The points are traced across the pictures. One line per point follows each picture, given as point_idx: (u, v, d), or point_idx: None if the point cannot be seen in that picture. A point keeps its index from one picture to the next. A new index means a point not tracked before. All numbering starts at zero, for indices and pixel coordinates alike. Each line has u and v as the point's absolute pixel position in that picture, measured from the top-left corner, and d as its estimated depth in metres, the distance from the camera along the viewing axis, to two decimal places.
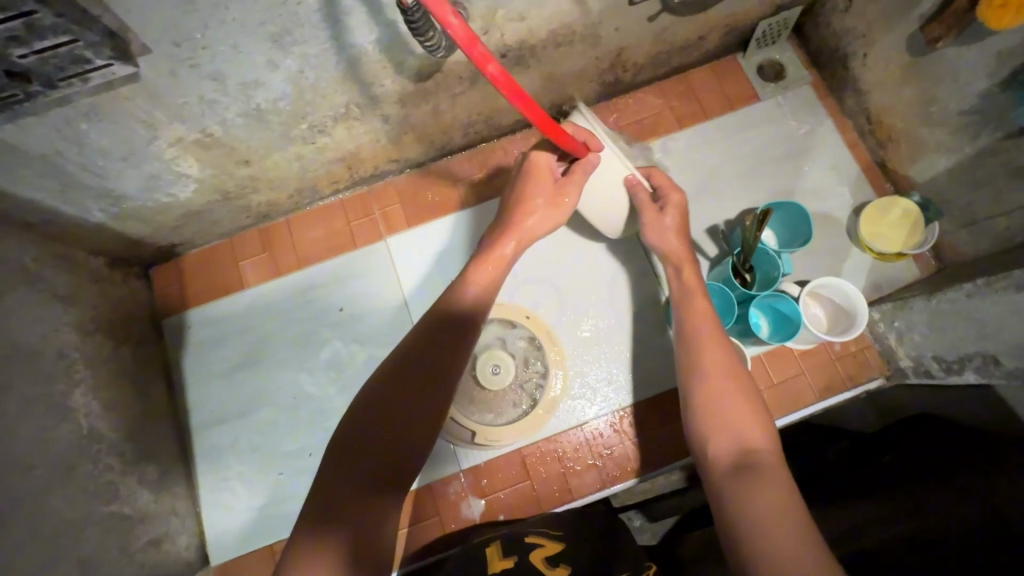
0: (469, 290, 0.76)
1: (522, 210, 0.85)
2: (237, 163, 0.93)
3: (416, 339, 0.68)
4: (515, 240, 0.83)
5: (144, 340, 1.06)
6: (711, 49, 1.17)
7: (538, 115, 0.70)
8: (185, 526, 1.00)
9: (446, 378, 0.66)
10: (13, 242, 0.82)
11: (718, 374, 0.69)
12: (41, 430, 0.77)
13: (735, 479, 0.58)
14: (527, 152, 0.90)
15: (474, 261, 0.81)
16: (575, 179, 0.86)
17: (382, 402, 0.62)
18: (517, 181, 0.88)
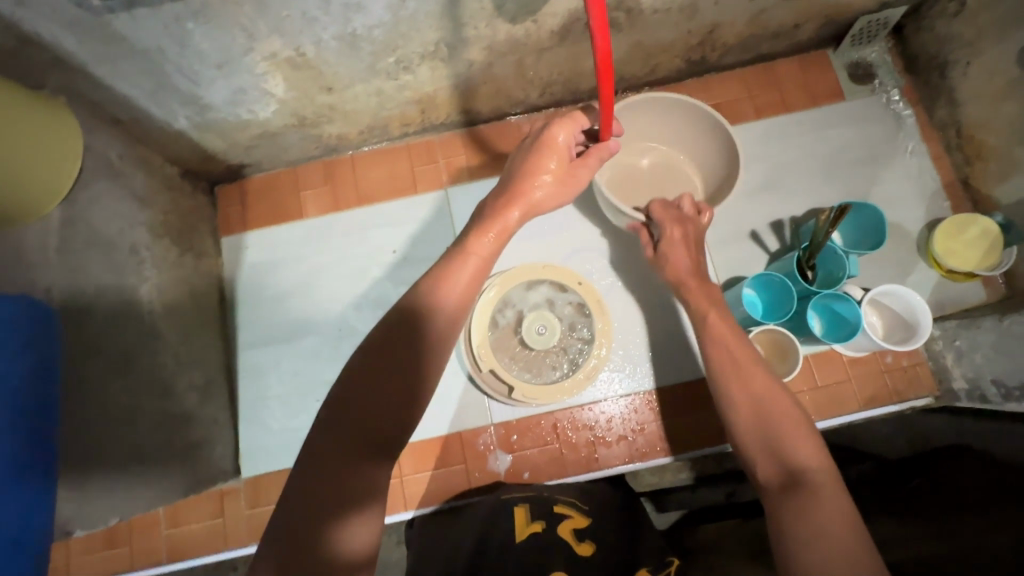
0: (472, 257, 0.72)
1: (529, 180, 0.81)
2: (320, 89, 0.94)
3: (403, 318, 0.64)
4: (521, 209, 0.79)
5: (205, 253, 1.09)
6: (803, 40, 1.13)
7: (604, 41, 0.63)
8: (223, 436, 1.03)
9: (429, 358, 0.63)
10: (103, 135, 0.84)
11: (764, 397, 0.72)
12: (110, 315, 0.80)
13: (783, 498, 0.62)
14: (547, 123, 0.84)
15: (476, 230, 0.76)
16: (588, 163, 0.84)
17: (363, 394, 0.58)
18: (527, 153, 0.84)
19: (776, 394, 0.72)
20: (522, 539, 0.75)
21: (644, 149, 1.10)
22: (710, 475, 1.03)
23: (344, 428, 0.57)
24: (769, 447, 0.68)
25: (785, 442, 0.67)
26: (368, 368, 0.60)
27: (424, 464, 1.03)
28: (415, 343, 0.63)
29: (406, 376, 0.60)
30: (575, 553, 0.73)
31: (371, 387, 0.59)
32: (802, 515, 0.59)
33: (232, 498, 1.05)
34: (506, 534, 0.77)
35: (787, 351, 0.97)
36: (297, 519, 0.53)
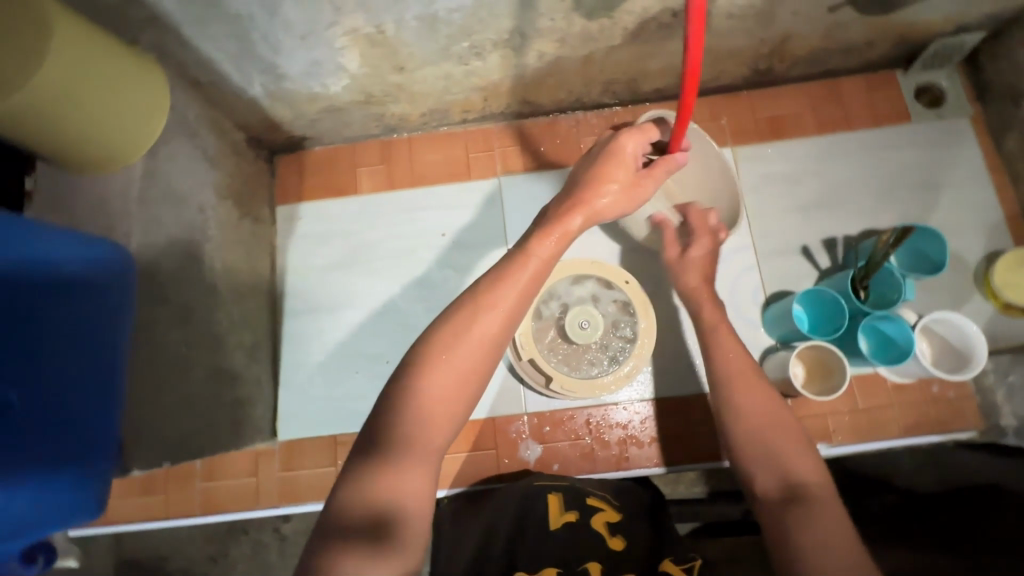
0: (533, 260, 0.73)
1: (595, 188, 0.81)
2: (392, 68, 0.96)
3: (464, 313, 0.67)
4: (583, 215, 0.79)
5: (262, 220, 1.12)
6: (874, 59, 1.12)
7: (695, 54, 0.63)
8: (263, 397, 1.06)
9: (486, 352, 0.66)
10: (183, 95, 0.87)
11: (764, 412, 0.76)
12: (177, 269, 0.83)
13: (786, 508, 0.67)
14: (616, 133, 0.85)
15: (537, 235, 0.76)
16: (654, 175, 0.83)
17: (422, 385, 0.62)
18: (596, 160, 0.84)
19: (774, 406, 0.77)
20: (556, 529, 0.79)
21: None
22: (727, 491, 1.02)
23: (405, 416, 0.61)
24: (769, 456, 0.73)
25: (787, 458, 0.72)
26: (430, 361, 0.63)
27: (456, 446, 1.04)
28: (473, 338, 0.65)
29: (465, 370, 0.64)
30: (608, 548, 0.75)
31: (431, 378, 0.63)
32: (808, 523, 0.64)
33: (267, 459, 1.07)
34: (540, 525, 0.80)
35: (832, 369, 0.96)
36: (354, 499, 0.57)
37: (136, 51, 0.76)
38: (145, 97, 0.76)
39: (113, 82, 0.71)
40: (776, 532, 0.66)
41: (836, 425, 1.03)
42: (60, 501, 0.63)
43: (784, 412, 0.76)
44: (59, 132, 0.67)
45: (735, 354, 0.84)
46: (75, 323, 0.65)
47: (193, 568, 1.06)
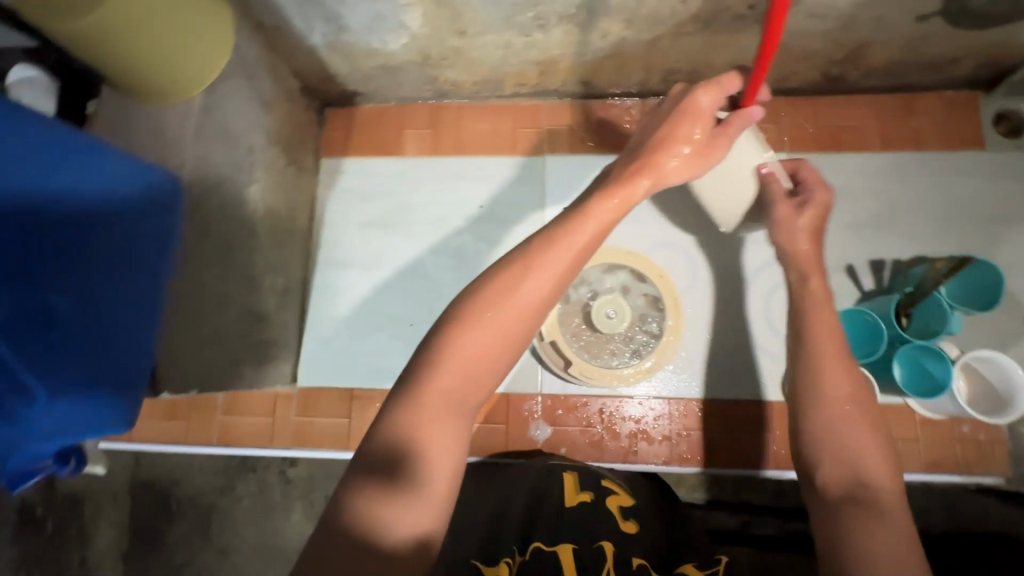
0: (588, 226, 0.68)
1: (664, 148, 0.75)
2: (453, 31, 0.94)
3: (511, 271, 0.65)
4: (651, 179, 0.74)
5: (306, 170, 1.13)
6: (955, 77, 1.06)
7: (766, 59, 0.67)
8: (288, 342, 1.09)
9: (528, 315, 0.64)
10: (246, 36, 0.88)
11: (843, 403, 0.67)
12: (223, 206, 0.85)
13: (845, 510, 0.60)
14: (693, 86, 0.78)
15: (598, 195, 0.72)
16: (729, 133, 0.77)
17: (464, 342, 0.61)
18: (667, 118, 0.77)
19: (863, 402, 0.67)
20: (572, 506, 0.80)
21: None
22: (728, 501, 1.01)
23: (443, 372, 0.61)
24: (844, 452, 0.64)
25: (858, 455, 0.63)
26: (472, 319, 0.62)
27: None
28: (519, 301, 0.64)
29: (507, 332, 0.63)
30: (622, 527, 0.77)
31: (471, 336, 0.62)
32: (868, 533, 0.57)
33: (285, 402, 1.10)
34: (557, 498, 0.81)
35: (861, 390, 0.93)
36: (387, 449, 0.58)
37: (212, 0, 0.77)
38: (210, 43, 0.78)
39: (181, 24, 0.72)
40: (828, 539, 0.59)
41: None
42: (96, 410, 0.65)
43: (868, 408, 0.67)
44: (137, 66, 0.71)
45: (824, 335, 0.73)
46: (129, 243, 0.68)
47: (201, 498, 1.11)
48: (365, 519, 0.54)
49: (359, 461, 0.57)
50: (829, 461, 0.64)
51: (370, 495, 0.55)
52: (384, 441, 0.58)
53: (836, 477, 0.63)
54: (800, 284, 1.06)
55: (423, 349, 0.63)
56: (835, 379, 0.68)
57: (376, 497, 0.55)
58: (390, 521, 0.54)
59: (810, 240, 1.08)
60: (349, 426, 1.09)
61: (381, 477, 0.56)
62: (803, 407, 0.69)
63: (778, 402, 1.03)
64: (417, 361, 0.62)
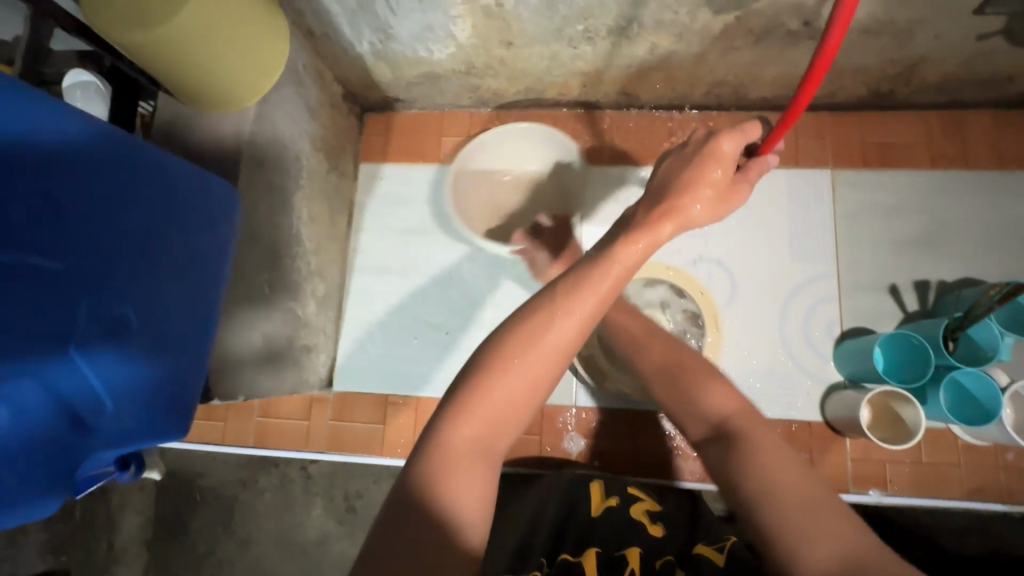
0: (613, 270, 0.66)
1: (688, 194, 0.72)
2: (500, 42, 0.94)
3: (539, 315, 0.63)
4: (674, 223, 0.71)
5: (346, 175, 1.14)
6: (1009, 94, 1.03)
7: (794, 114, 0.61)
8: (326, 347, 1.10)
9: (560, 357, 0.63)
10: (297, 44, 0.88)
11: (672, 364, 0.75)
12: (271, 213, 0.86)
13: (712, 447, 0.66)
14: (713, 132, 0.74)
15: (621, 239, 0.69)
16: (748, 181, 0.75)
17: (497, 385, 0.61)
18: (688, 164, 0.74)
19: (677, 356, 0.76)
20: (599, 514, 0.81)
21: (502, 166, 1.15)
22: None
23: (474, 413, 0.60)
24: (686, 403, 0.71)
25: (696, 398, 0.70)
26: (504, 361, 0.61)
27: None
28: (548, 344, 0.62)
29: (535, 377, 0.62)
30: (649, 531, 0.77)
31: (502, 381, 0.61)
32: (736, 448, 0.63)
33: (320, 406, 1.12)
34: (584, 508, 0.82)
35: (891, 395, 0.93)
36: (424, 484, 0.57)
37: (263, 15, 0.76)
38: (257, 57, 0.77)
39: (232, 35, 0.71)
40: (719, 475, 0.64)
41: (894, 474, 0.99)
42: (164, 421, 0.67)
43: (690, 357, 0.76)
44: (173, 71, 0.70)
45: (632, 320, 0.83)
46: (187, 253, 0.68)
47: (225, 489, 1.12)
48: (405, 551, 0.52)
49: (395, 506, 0.56)
50: (688, 418, 0.71)
51: (408, 528, 0.54)
52: (420, 478, 0.57)
53: (704, 425, 0.69)
54: (843, 303, 1.05)
55: (450, 395, 0.62)
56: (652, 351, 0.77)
57: (415, 529, 0.54)
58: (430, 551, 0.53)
59: (854, 258, 1.07)
60: (383, 431, 1.10)
61: (420, 512, 0.55)
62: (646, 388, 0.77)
63: (816, 422, 1.02)
64: (445, 406, 0.61)
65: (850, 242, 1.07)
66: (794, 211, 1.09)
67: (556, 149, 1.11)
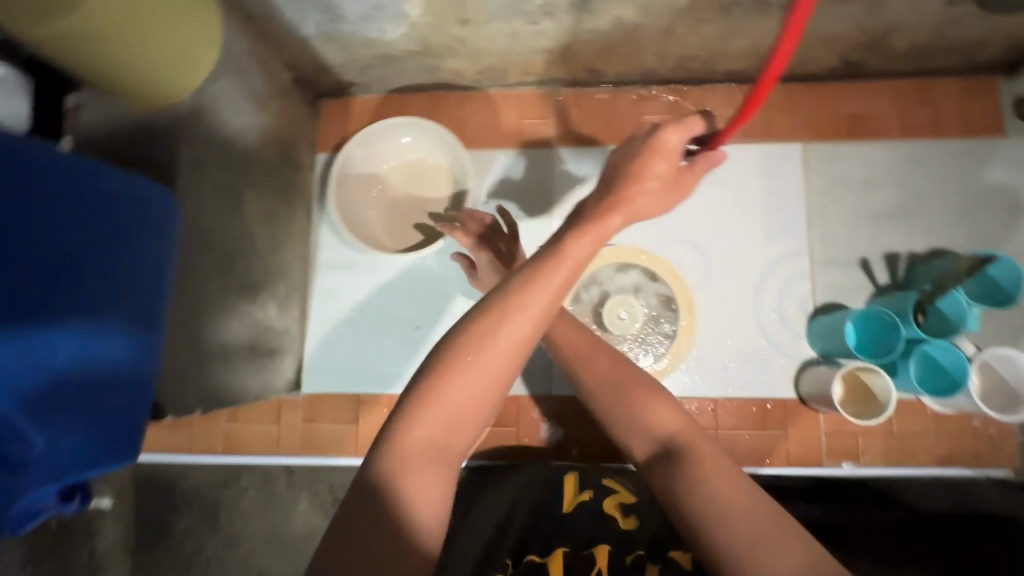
0: (566, 263, 0.63)
1: (635, 184, 0.70)
2: (456, 19, 0.88)
3: (492, 311, 0.60)
4: (623, 214, 0.69)
5: (303, 166, 1.08)
6: (979, 61, 1.02)
7: (750, 110, 0.56)
8: (291, 348, 1.06)
9: (516, 356, 0.60)
10: (235, 29, 0.81)
11: (617, 378, 0.72)
12: (218, 215, 0.81)
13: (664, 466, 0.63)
14: (659, 124, 0.73)
15: (573, 231, 0.66)
16: (696, 173, 0.75)
17: (451, 387, 0.58)
18: (634, 156, 0.72)
19: (619, 368, 0.73)
20: (570, 510, 0.80)
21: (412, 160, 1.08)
22: None
23: (429, 417, 0.57)
24: (632, 422, 0.68)
25: (641, 417, 0.68)
26: (458, 362, 0.58)
27: None
28: (502, 340, 0.59)
29: (491, 376, 0.59)
30: (619, 527, 0.74)
31: (457, 383, 0.58)
32: (685, 470, 0.61)
33: (290, 409, 1.08)
34: (556, 506, 0.81)
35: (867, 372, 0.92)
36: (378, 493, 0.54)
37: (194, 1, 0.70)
38: (193, 51, 0.70)
39: (158, 23, 0.65)
40: (669, 497, 0.61)
41: (866, 446, 1.00)
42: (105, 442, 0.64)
43: (632, 371, 0.72)
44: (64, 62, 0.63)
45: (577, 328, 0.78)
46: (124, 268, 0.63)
47: (208, 491, 1.08)
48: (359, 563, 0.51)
49: (350, 516, 0.53)
50: (637, 437, 0.68)
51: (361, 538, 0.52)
52: (372, 486, 0.55)
53: (650, 444, 0.66)
54: (816, 279, 1.05)
55: (402, 399, 0.59)
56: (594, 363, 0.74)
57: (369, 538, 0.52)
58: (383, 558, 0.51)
59: (826, 234, 1.06)
60: (357, 431, 1.07)
61: (374, 522, 0.53)
62: (589, 403, 0.73)
63: (791, 399, 1.02)
64: (397, 410, 0.58)
65: (821, 216, 1.06)
66: (766, 188, 1.08)
67: (442, 151, 1.06)
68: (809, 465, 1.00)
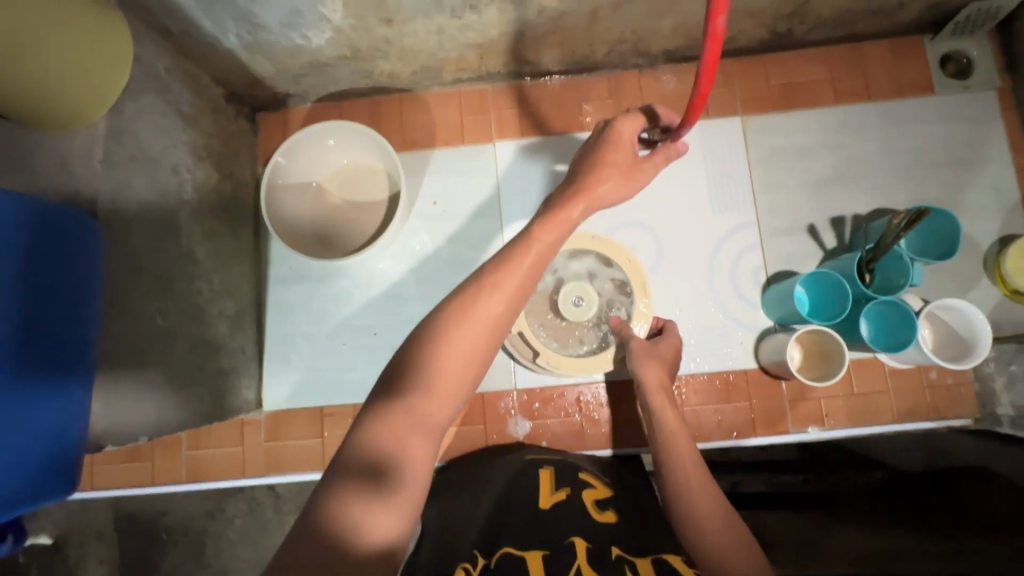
0: (532, 249, 0.67)
1: (595, 174, 0.74)
2: (379, 19, 0.88)
3: (467, 292, 0.63)
4: (584, 203, 0.72)
5: (245, 183, 1.07)
6: (901, 22, 1.04)
7: (698, 108, 0.69)
8: (249, 367, 1.04)
9: (491, 333, 0.62)
10: (151, 46, 0.80)
11: (714, 520, 0.69)
12: (150, 236, 0.79)
13: None
14: (609, 119, 0.79)
15: (537, 221, 0.70)
16: (655, 161, 0.78)
17: (432, 359, 0.60)
18: (594, 148, 0.78)
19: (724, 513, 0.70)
20: (548, 506, 0.75)
21: (352, 166, 1.07)
22: None
23: (412, 389, 0.59)
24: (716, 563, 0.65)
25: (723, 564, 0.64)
26: (437, 339, 0.60)
27: None
28: (478, 318, 0.62)
29: (468, 351, 0.61)
30: (598, 519, 0.72)
31: (437, 358, 0.60)
32: None
33: (253, 429, 1.06)
34: (531, 501, 0.76)
35: (831, 343, 0.93)
36: (364, 456, 0.55)
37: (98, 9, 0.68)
38: (98, 72, 0.69)
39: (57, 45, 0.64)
40: None
41: (829, 409, 1.01)
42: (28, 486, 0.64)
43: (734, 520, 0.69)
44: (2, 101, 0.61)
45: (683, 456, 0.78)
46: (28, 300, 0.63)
47: (192, 525, 1.05)
48: (343, 522, 0.51)
49: (335, 485, 0.53)
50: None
51: (346, 498, 0.52)
52: (357, 456, 0.55)
53: None
54: (767, 249, 1.06)
55: (387, 375, 0.61)
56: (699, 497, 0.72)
57: (354, 498, 0.52)
58: (364, 519, 0.51)
59: (772, 204, 1.07)
60: (323, 445, 1.06)
61: (356, 486, 0.53)
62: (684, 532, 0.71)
63: (752, 369, 1.03)
64: (384, 385, 0.60)
65: (765, 187, 1.07)
66: (710, 163, 1.09)
67: (376, 154, 1.05)
68: (775, 435, 1.01)
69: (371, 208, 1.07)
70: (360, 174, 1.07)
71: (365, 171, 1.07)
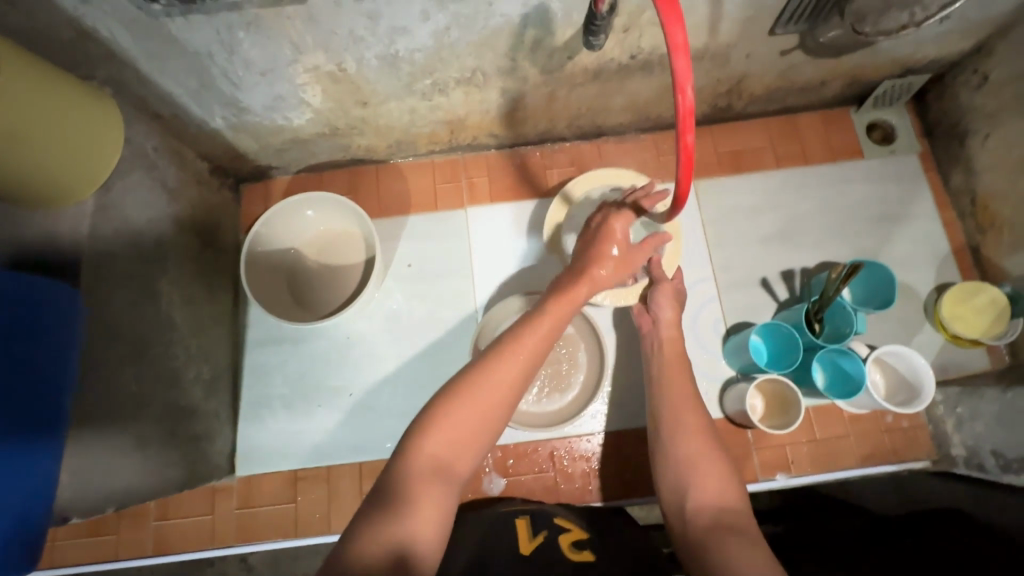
0: (545, 320, 0.74)
1: (595, 259, 0.82)
2: (355, 102, 0.96)
3: (492, 353, 0.70)
4: (589, 284, 0.80)
5: (226, 250, 1.11)
6: (828, 96, 1.16)
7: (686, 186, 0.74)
8: (224, 432, 1.04)
9: (510, 392, 0.67)
10: (142, 128, 0.86)
11: (694, 432, 0.76)
12: (131, 305, 0.82)
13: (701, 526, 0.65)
14: (606, 215, 0.87)
15: (550, 297, 0.78)
16: (649, 249, 0.86)
17: (454, 408, 0.64)
18: (591, 243, 0.85)
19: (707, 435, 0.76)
20: (528, 552, 0.73)
21: (331, 232, 1.12)
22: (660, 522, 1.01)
23: (435, 436, 0.63)
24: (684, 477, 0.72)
25: (693, 482, 0.70)
26: (460, 392, 0.66)
27: None
28: (497, 376, 0.67)
29: (489, 408, 0.66)
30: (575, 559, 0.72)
31: (460, 408, 0.64)
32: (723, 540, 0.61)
33: (225, 496, 1.05)
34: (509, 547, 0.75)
35: (787, 391, 0.98)
36: (386, 496, 0.58)
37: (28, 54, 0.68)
38: (87, 156, 0.74)
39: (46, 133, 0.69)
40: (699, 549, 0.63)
41: (795, 456, 1.04)
42: None
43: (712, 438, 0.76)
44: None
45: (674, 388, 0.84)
46: None
47: None
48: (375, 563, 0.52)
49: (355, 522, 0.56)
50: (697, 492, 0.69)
51: (377, 539, 0.54)
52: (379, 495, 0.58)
53: (704, 509, 0.67)
54: (725, 301, 1.12)
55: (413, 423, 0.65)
56: (684, 414, 0.79)
57: (383, 537, 0.54)
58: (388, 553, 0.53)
59: (727, 259, 1.14)
60: (297, 510, 1.04)
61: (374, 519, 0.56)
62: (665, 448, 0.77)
63: (718, 418, 1.07)
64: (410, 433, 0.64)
65: (718, 243, 1.15)
66: None
67: (353, 221, 1.11)
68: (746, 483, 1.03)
69: (351, 274, 1.11)
70: (340, 240, 1.12)
71: (345, 235, 1.12)
